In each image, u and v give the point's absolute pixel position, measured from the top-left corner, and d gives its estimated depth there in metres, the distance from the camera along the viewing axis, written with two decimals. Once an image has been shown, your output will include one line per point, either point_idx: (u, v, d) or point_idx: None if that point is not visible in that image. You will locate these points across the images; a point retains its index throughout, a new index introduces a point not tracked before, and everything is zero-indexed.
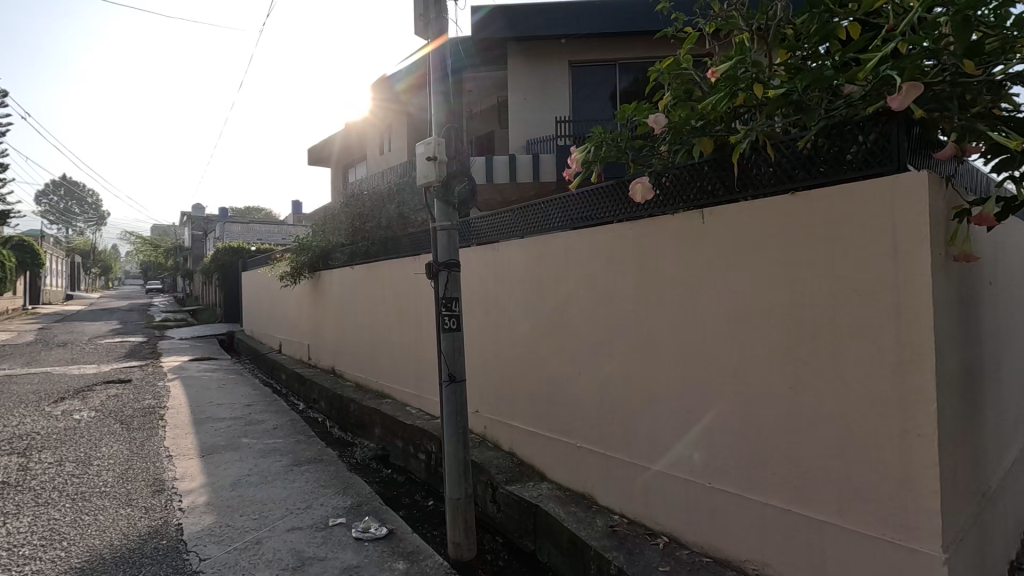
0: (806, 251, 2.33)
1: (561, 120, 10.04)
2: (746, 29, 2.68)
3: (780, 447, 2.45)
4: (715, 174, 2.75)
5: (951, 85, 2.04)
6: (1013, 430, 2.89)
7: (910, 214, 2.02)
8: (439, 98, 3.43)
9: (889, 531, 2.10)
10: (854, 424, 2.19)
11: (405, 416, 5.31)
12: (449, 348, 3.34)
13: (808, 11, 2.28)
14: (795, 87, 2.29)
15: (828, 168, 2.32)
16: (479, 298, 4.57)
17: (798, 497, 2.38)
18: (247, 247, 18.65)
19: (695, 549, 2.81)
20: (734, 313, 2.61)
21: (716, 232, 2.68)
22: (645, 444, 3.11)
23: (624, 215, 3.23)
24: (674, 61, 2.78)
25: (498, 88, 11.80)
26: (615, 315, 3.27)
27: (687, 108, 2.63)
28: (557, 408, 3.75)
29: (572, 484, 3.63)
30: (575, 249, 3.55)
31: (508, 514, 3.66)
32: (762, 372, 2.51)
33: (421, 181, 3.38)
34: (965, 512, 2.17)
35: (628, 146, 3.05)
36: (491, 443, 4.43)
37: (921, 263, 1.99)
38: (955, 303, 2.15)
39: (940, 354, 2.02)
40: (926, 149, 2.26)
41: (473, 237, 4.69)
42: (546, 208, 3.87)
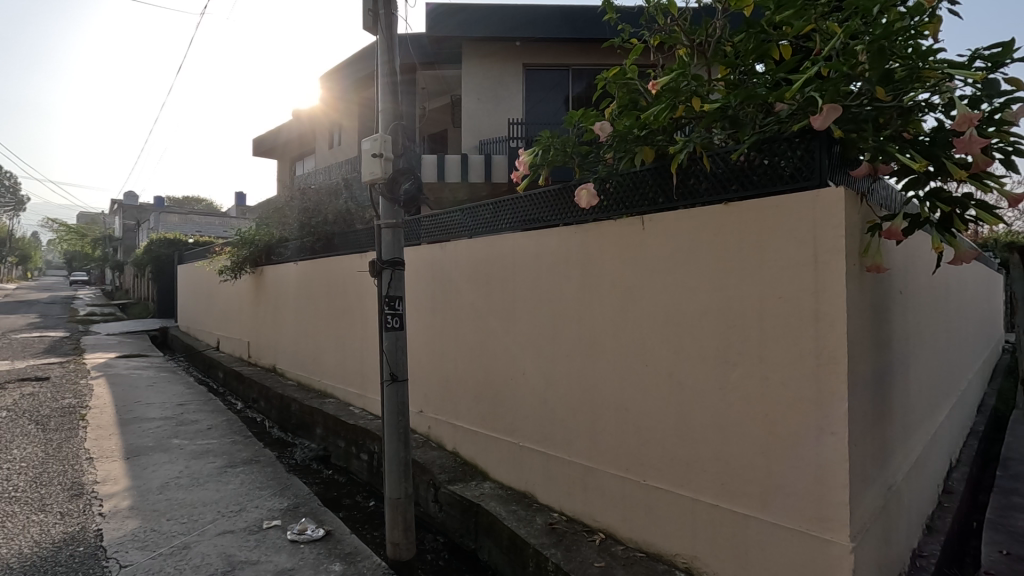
0: (736, 258, 2.46)
1: (514, 122, 10.09)
2: (687, 44, 2.82)
3: (711, 445, 2.56)
4: (656, 182, 2.85)
5: (867, 108, 2.20)
6: (918, 429, 3.14)
7: (828, 226, 2.17)
8: (387, 96, 3.38)
9: (806, 524, 2.24)
10: (776, 423, 2.33)
11: (348, 416, 5.23)
12: (391, 347, 3.30)
13: (746, 31, 2.45)
14: (730, 103, 2.44)
15: (757, 181, 2.46)
16: (426, 296, 4.55)
17: (724, 493, 2.51)
18: (184, 239, 17.77)
19: (630, 544, 2.90)
20: (672, 318, 2.71)
21: (655, 238, 2.78)
22: (586, 444, 3.18)
23: (569, 219, 3.30)
24: (620, 71, 2.87)
25: (452, 86, 11.77)
26: (559, 317, 3.33)
27: (631, 117, 2.74)
28: (501, 409, 3.78)
29: (513, 483, 3.67)
30: (522, 250, 3.59)
31: (450, 513, 3.66)
32: (695, 374, 2.62)
33: (367, 178, 3.34)
34: (873, 504, 2.34)
35: (574, 151, 3.18)
36: (435, 443, 4.42)
37: (837, 273, 2.14)
38: (867, 310, 2.32)
39: (853, 357, 2.17)
40: (846, 167, 2.43)
41: (422, 234, 4.68)
42: (495, 208, 3.90)
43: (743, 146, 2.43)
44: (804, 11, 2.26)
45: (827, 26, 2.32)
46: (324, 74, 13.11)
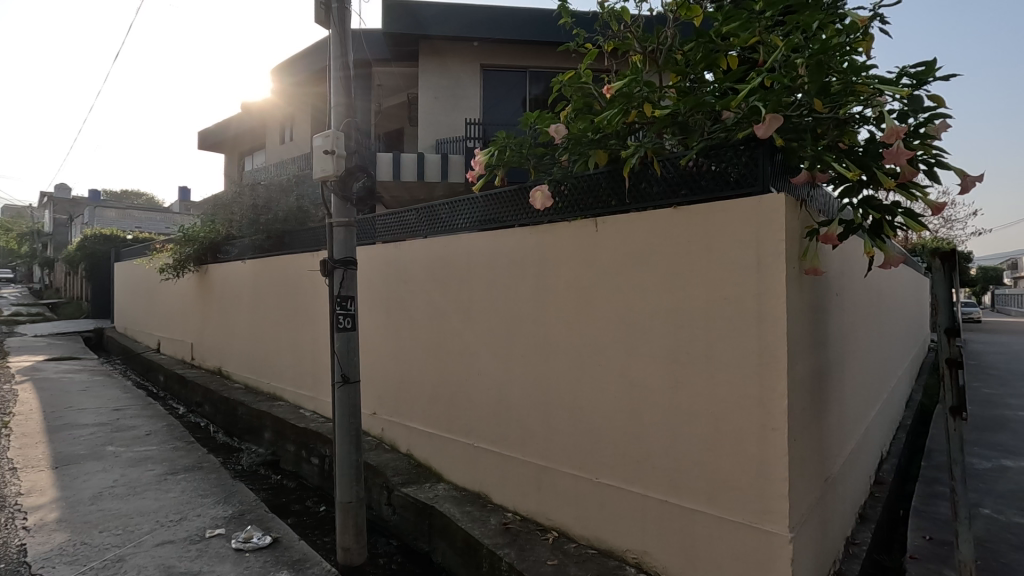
0: (685, 260, 2.54)
1: (471, 122, 10.07)
2: (640, 51, 2.90)
3: (660, 443, 2.63)
4: (610, 185, 2.91)
5: (806, 118, 2.32)
6: (852, 424, 3.32)
7: (770, 231, 2.27)
8: (340, 93, 3.31)
9: (749, 516, 2.33)
10: (722, 419, 2.41)
11: (298, 419, 5.08)
12: (343, 348, 3.23)
13: (695, 40, 2.53)
14: (679, 110, 2.53)
15: (705, 186, 2.55)
16: (380, 296, 4.48)
17: (673, 489, 2.58)
18: (122, 234, 16.80)
19: (583, 542, 2.94)
20: (624, 319, 2.77)
21: (608, 240, 2.84)
22: (540, 444, 3.20)
23: (525, 220, 3.32)
24: (575, 75, 2.92)
25: (409, 84, 11.64)
26: (513, 317, 3.35)
27: (585, 121, 2.79)
28: (456, 410, 3.76)
29: (468, 484, 3.66)
30: (478, 250, 3.58)
31: (404, 516, 3.62)
32: (645, 373, 2.69)
33: (318, 175, 3.25)
34: (810, 496, 2.46)
35: (530, 153, 3.22)
36: (388, 445, 4.36)
37: (778, 275, 2.24)
38: (806, 311, 2.43)
39: (793, 356, 2.27)
40: (787, 174, 2.54)
41: (376, 234, 4.61)
42: (451, 208, 3.88)
43: (692, 152, 2.51)
44: (749, 24, 2.37)
45: (771, 38, 2.43)
46: (275, 67, 12.72)
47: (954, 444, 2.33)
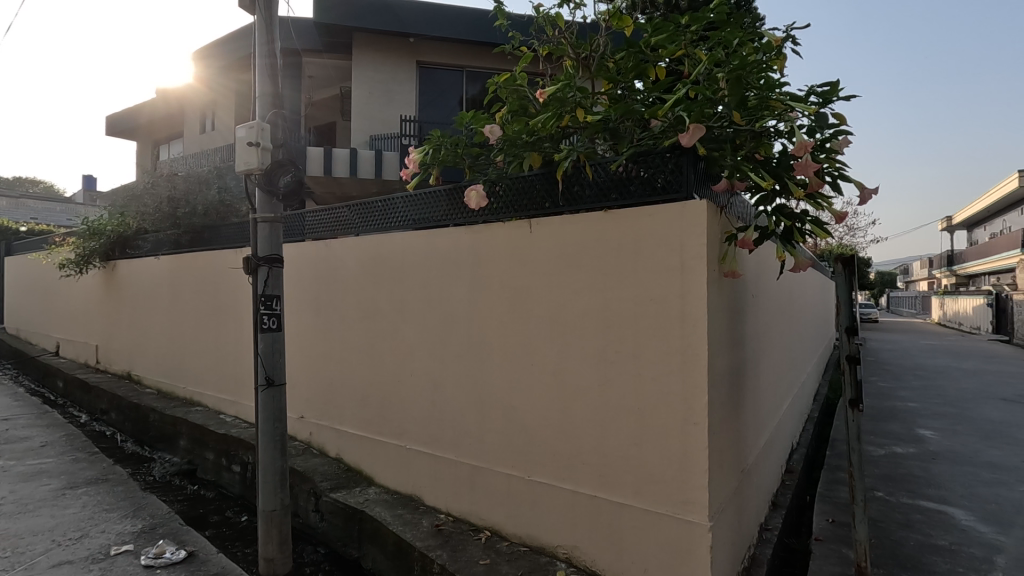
0: (614, 262, 2.62)
1: (406, 119, 9.86)
2: (574, 57, 2.97)
3: (590, 440, 2.70)
4: (544, 187, 2.95)
5: (726, 129, 2.46)
6: (765, 417, 3.55)
7: (693, 235, 2.38)
8: (266, 82, 3.16)
9: (672, 507, 2.43)
10: (648, 415, 2.51)
11: (218, 425, 4.80)
12: (267, 349, 3.09)
13: (626, 50, 2.62)
14: (610, 116, 2.61)
15: (634, 191, 2.64)
16: (308, 296, 4.31)
17: (602, 484, 2.66)
18: (13, 225, 15.17)
19: (515, 540, 2.97)
20: (556, 319, 2.83)
21: (542, 242, 2.88)
22: (473, 444, 3.20)
23: (459, 220, 3.32)
24: (510, 77, 2.95)
25: (341, 77, 11.29)
26: (447, 317, 3.33)
27: (520, 123, 2.83)
28: (388, 412, 3.69)
29: (400, 486, 3.60)
30: (411, 250, 3.53)
31: (332, 522, 3.51)
32: (576, 372, 2.75)
33: (241, 169, 3.10)
34: (728, 486, 2.60)
35: (465, 152, 3.22)
36: (316, 450, 4.22)
37: (699, 277, 2.36)
38: (725, 312, 2.58)
39: (712, 354, 2.40)
40: (709, 181, 2.68)
41: (306, 231, 4.45)
42: (385, 205, 3.80)
43: (621, 157, 2.59)
44: (676, 37, 2.49)
45: (695, 52, 2.56)
46: (196, 51, 11.98)
47: (853, 434, 2.54)
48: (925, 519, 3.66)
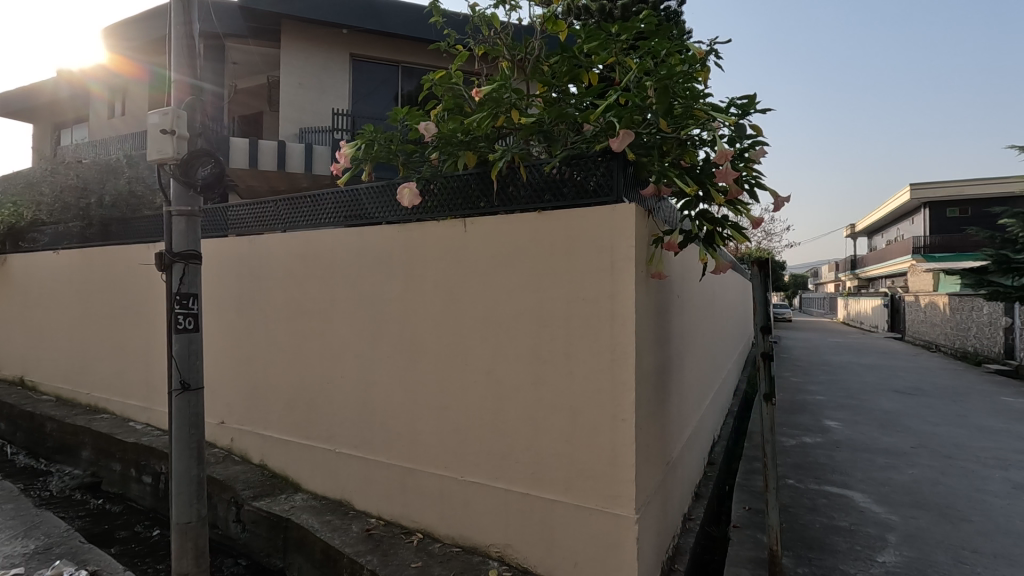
0: (547, 262, 2.65)
1: (338, 113, 9.55)
2: (509, 58, 2.99)
3: (523, 438, 2.73)
4: (479, 186, 2.95)
5: (654, 136, 2.56)
6: (689, 412, 3.72)
7: (623, 237, 2.45)
8: (183, 67, 2.96)
9: (601, 502, 2.50)
10: (579, 413, 2.56)
11: (126, 433, 4.46)
12: (183, 351, 2.89)
13: (560, 54, 2.67)
14: (544, 119, 2.65)
15: (567, 193, 2.69)
16: (230, 294, 4.08)
17: (534, 481, 2.69)
18: None
19: (447, 541, 2.96)
20: (490, 319, 2.83)
21: (476, 241, 2.88)
22: (404, 446, 3.15)
23: (393, 217, 3.26)
24: (446, 74, 2.93)
25: (268, 66, 10.79)
26: (379, 317, 3.26)
27: (455, 122, 2.82)
28: (316, 415, 3.56)
29: (328, 492, 3.49)
30: (342, 247, 3.43)
31: (255, 532, 3.35)
32: (510, 371, 2.77)
33: (154, 157, 2.88)
34: (653, 479, 2.71)
35: (399, 149, 3.17)
36: (238, 456, 4.01)
37: (628, 278, 2.43)
38: (652, 311, 2.68)
39: (640, 352, 2.48)
40: (638, 186, 2.78)
41: (229, 226, 4.22)
42: (315, 201, 3.67)
43: (555, 159, 2.63)
44: (607, 44, 2.56)
45: (626, 59, 2.64)
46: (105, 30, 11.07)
47: (766, 426, 2.70)
48: (829, 503, 3.97)
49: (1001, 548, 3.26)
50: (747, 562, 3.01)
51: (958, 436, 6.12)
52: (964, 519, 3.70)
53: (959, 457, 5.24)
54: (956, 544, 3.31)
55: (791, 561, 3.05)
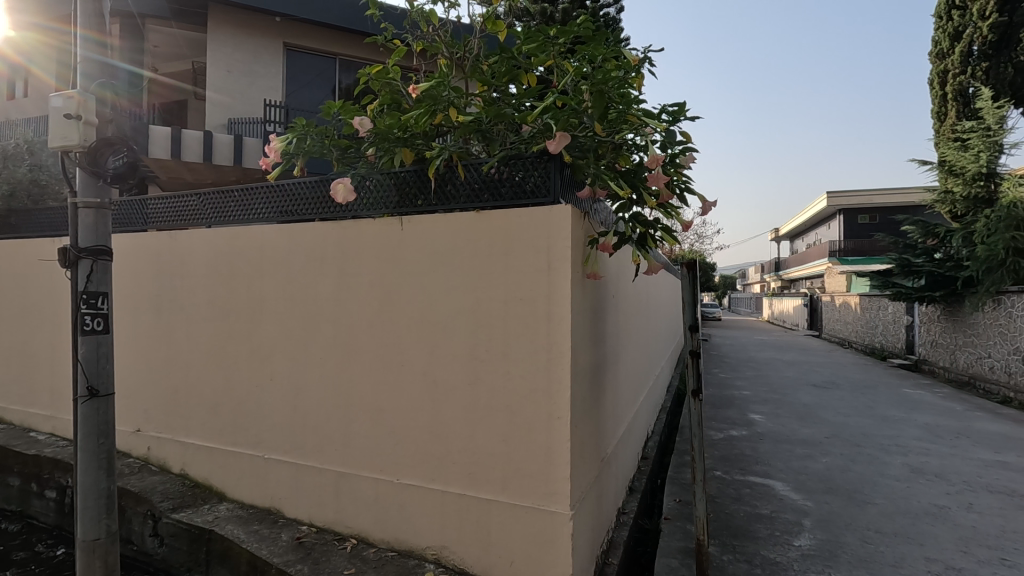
0: (484, 262, 2.65)
1: (270, 104, 9.20)
2: (447, 56, 2.96)
3: (459, 438, 2.71)
4: (416, 184, 2.91)
5: (590, 139, 2.60)
6: (623, 408, 3.83)
7: (559, 238, 2.48)
8: (92, 47, 2.75)
9: (537, 500, 2.52)
10: (515, 412, 2.58)
11: (25, 445, 4.08)
12: (89, 355, 2.68)
13: (499, 54, 2.66)
14: (482, 118, 2.64)
15: (505, 193, 2.70)
16: (148, 294, 3.81)
17: (470, 482, 2.68)
18: None
19: (382, 545, 2.90)
20: (426, 318, 2.80)
21: (413, 240, 2.83)
22: (338, 450, 3.06)
23: (328, 214, 3.16)
24: (382, 69, 2.87)
25: (193, 51, 10.18)
26: (310, 316, 3.14)
27: (392, 118, 2.76)
28: (242, 420, 3.39)
29: (255, 500, 3.34)
30: (271, 243, 3.28)
31: (174, 546, 3.16)
32: (446, 371, 2.75)
33: (57, 144, 2.65)
34: (588, 476, 2.76)
35: (333, 144, 3.08)
36: (156, 466, 3.76)
37: (564, 278, 2.46)
38: (587, 311, 2.73)
39: (575, 351, 2.52)
40: (574, 188, 2.83)
41: (146, 220, 3.95)
42: (243, 196, 3.50)
43: (492, 159, 2.62)
44: (545, 47, 2.57)
45: (564, 62, 2.67)
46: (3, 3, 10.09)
47: (695, 421, 2.81)
48: (752, 492, 4.20)
49: (900, 527, 3.56)
50: (676, 552, 3.13)
51: (866, 425, 6.63)
52: (870, 502, 4.01)
53: (866, 445, 5.68)
54: (862, 526, 3.57)
55: (716, 549, 3.20)
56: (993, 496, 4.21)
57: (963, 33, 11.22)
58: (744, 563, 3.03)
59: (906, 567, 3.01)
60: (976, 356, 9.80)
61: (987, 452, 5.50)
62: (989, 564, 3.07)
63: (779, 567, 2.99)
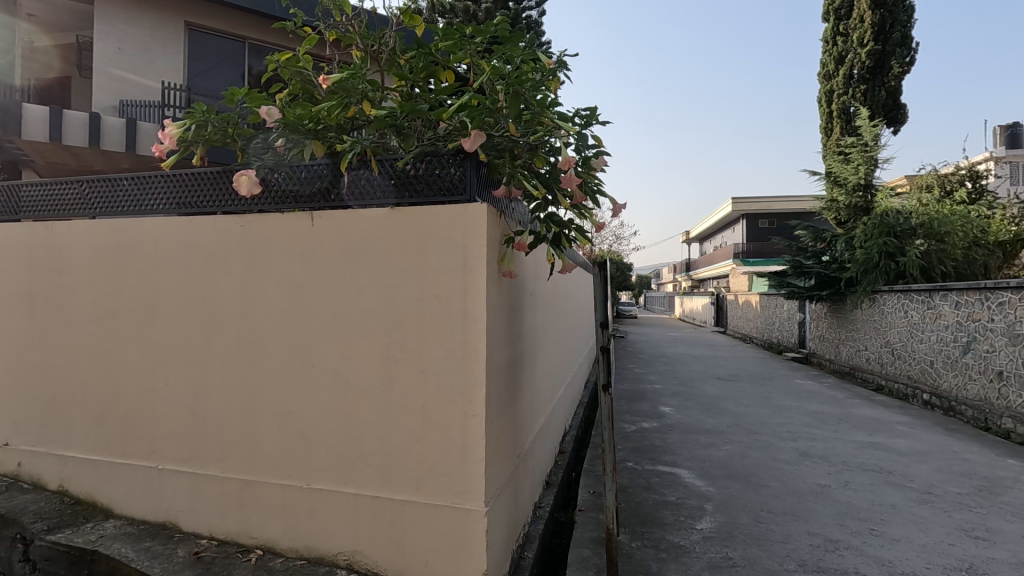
0: (399, 259, 2.60)
1: (170, 86, 8.47)
2: (362, 48, 2.87)
3: (373, 439, 2.65)
4: (329, 178, 2.82)
5: (506, 138, 2.61)
6: (540, 406, 3.89)
7: (475, 237, 2.48)
8: None
9: (452, 499, 2.51)
10: (429, 412, 2.55)
11: None
12: None
13: (416, 49, 2.62)
14: (397, 113, 2.58)
15: (422, 190, 2.67)
16: (18, 292, 3.41)
17: (384, 483, 2.63)
18: None
19: (290, 555, 2.77)
20: (338, 316, 2.71)
21: (324, 234, 2.72)
22: (242, 456, 2.89)
23: (231, 207, 2.98)
24: (292, 57, 2.73)
25: (77, 22, 9.21)
26: (211, 315, 2.95)
27: (302, 108, 2.64)
28: (132, 428, 3.12)
29: (148, 515, 3.08)
30: (166, 237, 3.04)
31: (50, 571, 2.85)
32: (360, 371, 2.67)
33: None
34: (504, 472, 2.79)
35: (236, 133, 2.89)
36: (27, 484, 3.37)
37: (480, 277, 2.47)
38: (503, 308, 2.76)
39: (490, 349, 2.54)
40: (489, 187, 2.84)
41: (17, 209, 3.52)
42: (134, 186, 3.22)
43: (407, 155, 2.58)
44: (463, 45, 2.56)
45: (481, 60, 2.67)
46: None
47: (606, 414, 2.91)
48: (661, 481, 4.43)
49: (789, 506, 3.88)
50: (589, 542, 3.25)
51: (762, 414, 7.19)
52: (764, 485, 4.35)
53: (761, 432, 6.17)
54: (757, 507, 3.87)
55: (626, 537, 3.34)
56: (866, 473, 4.72)
57: (845, 57, 12.46)
58: (651, 549, 3.19)
59: (792, 542, 3.29)
60: (855, 349, 10.89)
61: (862, 435, 6.14)
62: (861, 535, 3.43)
63: (683, 550, 3.17)
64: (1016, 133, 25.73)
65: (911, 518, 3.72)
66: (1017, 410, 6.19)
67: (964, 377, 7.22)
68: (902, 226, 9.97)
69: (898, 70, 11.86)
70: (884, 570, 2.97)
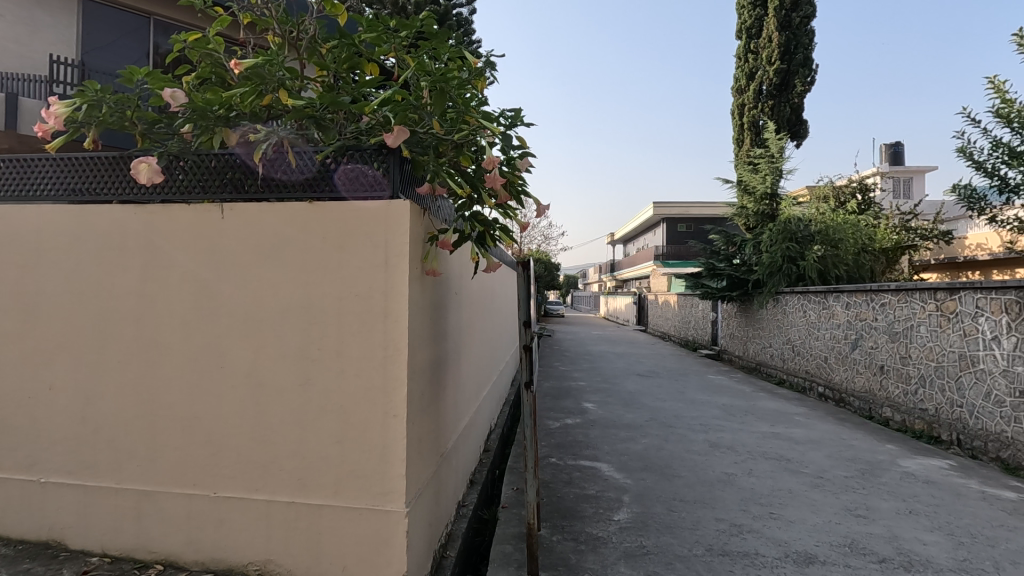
0: (317, 256, 2.51)
1: (57, 61, 7.67)
2: (280, 33, 2.72)
3: (286, 443, 2.54)
4: (241, 168, 2.66)
5: (430, 136, 2.57)
6: (464, 405, 3.89)
7: (397, 235, 2.44)
8: None
9: (371, 501, 2.46)
10: (348, 413, 2.48)
11: None
12: None
13: (338, 39, 2.51)
14: (316, 103, 2.48)
15: (342, 184, 2.58)
16: None
17: (300, 488, 2.53)
18: None
19: (195, 568, 2.61)
20: (251, 315, 2.57)
21: (237, 228, 2.58)
22: (141, 464, 2.67)
23: (128, 197, 2.74)
24: (201, 38, 2.55)
25: None
26: (106, 313, 2.71)
27: (212, 93, 2.47)
28: (8, 439, 2.80)
29: (28, 533, 2.79)
30: (52, 227, 2.75)
31: None
32: (275, 372, 2.55)
33: None
34: (425, 472, 2.77)
35: (136, 116, 2.66)
36: None
37: (402, 275, 2.43)
38: (426, 306, 2.73)
39: (412, 347, 2.51)
40: (412, 183, 2.80)
41: None
42: (13, 169, 2.89)
43: (327, 149, 2.48)
44: (386, 38, 2.48)
45: (406, 53, 2.60)
46: None
47: (528, 412, 2.96)
48: (582, 475, 4.56)
49: (698, 495, 4.12)
50: (511, 538, 3.29)
51: (677, 408, 7.58)
52: (677, 475, 4.59)
53: (676, 425, 6.50)
54: (670, 496, 4.08)
55: (547, 531, 3.41)
56: (768, 461, 5.10)
57: (755, 74, 13.35)
58: (571, 542, 3.28)
59: (700, 528, 3.50)
60: (761, 346, 11.71)
61: (765, 426, 6.63)
62: (761, 518, 3.69)
63: (601, 541, 3.28)
64: (897, 151, 28.70)
65: (805, 501, 4.06)
66: (895, 400, 6.90)
67: (852, 371, 7.96)
68: (803, 232, 10.79)
69: (800, 88, 12.86)
70: (780, 550, 3.22)
